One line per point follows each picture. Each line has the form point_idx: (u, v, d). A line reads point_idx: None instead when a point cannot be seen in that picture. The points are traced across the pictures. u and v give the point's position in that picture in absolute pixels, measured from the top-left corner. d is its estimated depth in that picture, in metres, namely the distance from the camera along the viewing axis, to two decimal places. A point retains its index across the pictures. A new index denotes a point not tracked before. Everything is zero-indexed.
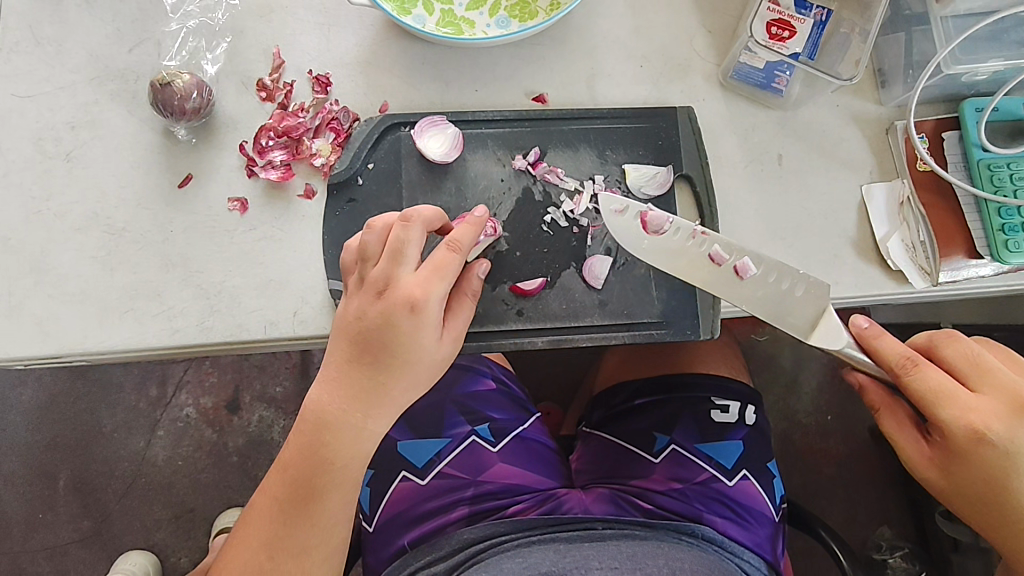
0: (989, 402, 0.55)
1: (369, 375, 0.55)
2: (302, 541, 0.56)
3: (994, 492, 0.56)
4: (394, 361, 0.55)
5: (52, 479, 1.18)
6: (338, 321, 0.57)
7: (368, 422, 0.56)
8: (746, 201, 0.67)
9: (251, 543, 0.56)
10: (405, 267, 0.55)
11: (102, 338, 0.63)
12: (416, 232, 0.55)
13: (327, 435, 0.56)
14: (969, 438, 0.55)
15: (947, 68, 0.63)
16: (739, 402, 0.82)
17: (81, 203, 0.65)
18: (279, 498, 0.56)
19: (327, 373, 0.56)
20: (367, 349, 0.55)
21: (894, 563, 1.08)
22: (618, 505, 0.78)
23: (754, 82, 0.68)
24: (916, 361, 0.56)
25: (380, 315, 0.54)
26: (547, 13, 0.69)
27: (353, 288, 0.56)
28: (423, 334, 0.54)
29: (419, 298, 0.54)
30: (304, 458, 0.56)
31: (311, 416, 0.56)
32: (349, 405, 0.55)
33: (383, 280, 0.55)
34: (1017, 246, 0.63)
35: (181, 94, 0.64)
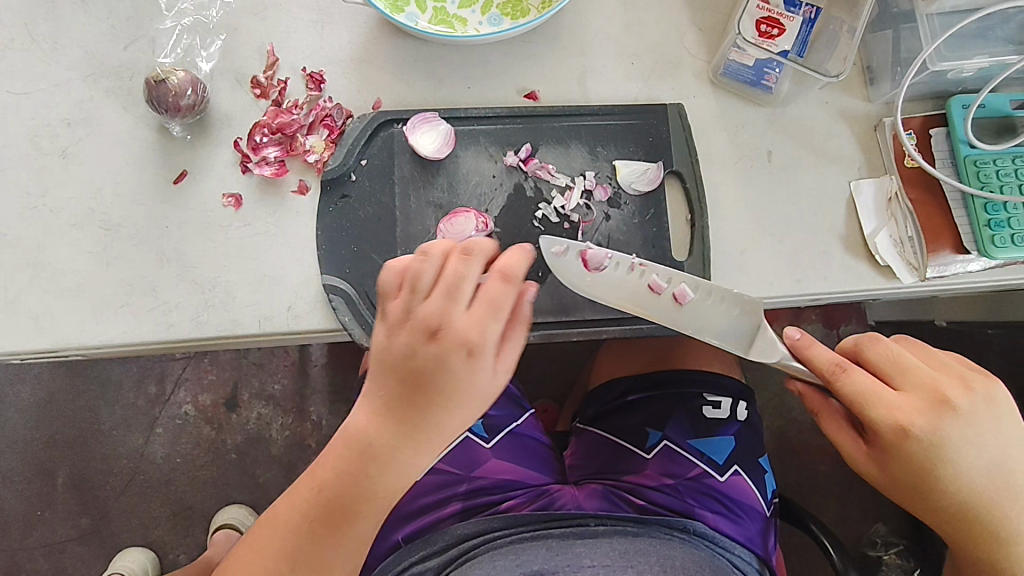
0: (911, 399, 0.56)
1: (422, 413, 0.52)
2: (326, 558, 0.56)
3: (928, 486, 0.57)
4: (445, 401, 0.52)
5: (50, 476, 1.18)
6: (380, 354, 0.53)
7: (416, 458, 0.55)
8: (736, 197, 0.68)
9: (275, 551, 0.56)
10: (459, 305, 0.51)
11: (98, 333, 0.64)
12: (469, 271, 0.51)
13: (370, 465, 0.54)
14: (896, 436, 0.56)
15: (933, 65, 0.63)
16: (730, 398, 0.83)
17: (77, 200, 0.66)
18: (308, 513, 0.56)
19: (374, 405, 0.54)
20: (418, 389, 0.52)
21: (888, 560, 1.11)
22: (610, 501, 0.79)
23: (744, 79, 0.69)
24: (844, 366, 0.57)
25: (433, 357, 0.51)
26: (538, 11, 0.70)
27: (395, 320, 0.52)
28: (475, 379, 0.52)
29: (477, 343, 0.51)
30: (343, 481, 0.55)
31: (354, 442, 0.55)
32: (396, 441, 0.54)
33: (432, 320, 0.51)
34: (1003, 241, 0.64)
35: (176, 92, 0.64)
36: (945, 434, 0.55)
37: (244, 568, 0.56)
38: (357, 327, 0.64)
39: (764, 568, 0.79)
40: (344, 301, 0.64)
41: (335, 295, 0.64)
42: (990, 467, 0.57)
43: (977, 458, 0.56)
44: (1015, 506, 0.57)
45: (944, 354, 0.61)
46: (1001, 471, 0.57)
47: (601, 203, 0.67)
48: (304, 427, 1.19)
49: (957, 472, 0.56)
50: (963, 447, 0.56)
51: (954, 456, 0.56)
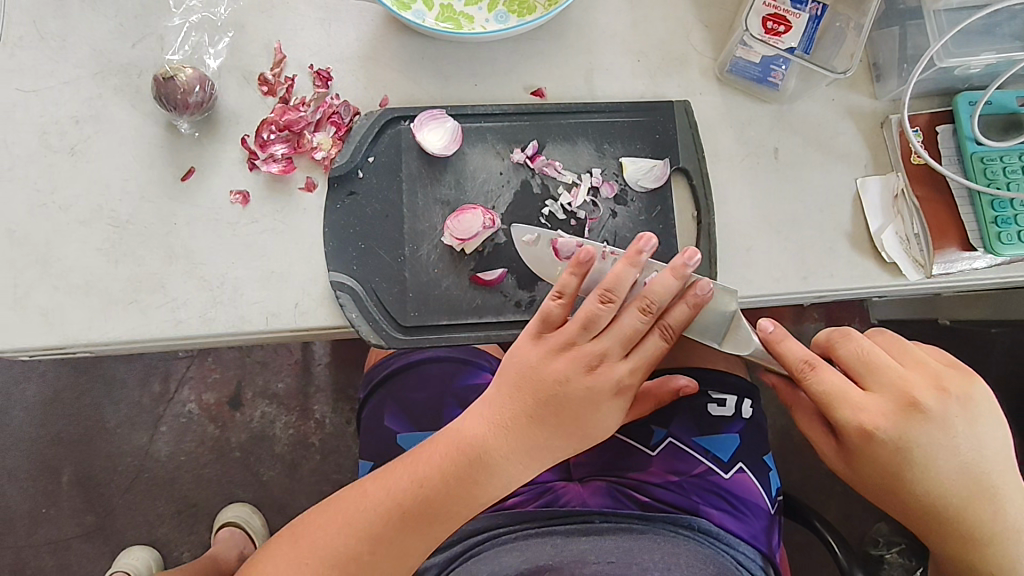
0: (878, 400, 0.57)
1: (548, 437, 0.60)
2: (404, 549, 0.58)
3: (895, 486, 0.58)
4: (574, 431, 0.60)
5: (55, 474, 1.19)
6: (529, 373, 0.60)
7: (519, 475, 0.61)
8: (742, 195, 0.68)
9: (354, 531, 0.58)
10: (619, 353, 0.61)
11: (106, 330, 0.64)
12: (640, 323, 0.61)
13: (481, 472, 0.59)
14: (858, 436, 0.57)
15: (940, 62, 0.63)
16: (736, 396, 0.82)
17: (85, 197, 0.66)
18: (401, 504, 0.58)
19: (500, 416, 0.60)
20: (556, 412, 0.60)
21: (891, 558, 1.11)
22: (614, 498, 0.79)
23: (751, 76, 0.69)
24: (812, 365, 0.58)
25: (585, 391, 0.60)
26: (545, 8, 0.70)
27: (558, 348, 0.61)
28: (607, 416, 0.61)
29: (625, 388, 0.61)
30: (448, 483, 0.59)
31: (471, 447, 0.59)
32: (515, 455, 0.59)
33: (597, 356, 0.60)
34: (1009, 238, 0.64)
35: (184, 88, 0.65)
36: (910, 436, 0.56)
37: (321, 540, 0.58)
38: (363, 324, 0.64)
39: (769, 566, 0.79)
40: (351, 297, 0.64)
41: (342, 292, 0.64)
42: (961, 469, 0.57)
43: (947, 459, 0.57)
44: (988, 507, 0.57)
45: (920, 350, 0.60)
46: (972, 472, 0.57)
47: (607, 199, 0.67)
48: (309, 424, 1.19)
49: (927, 472, 0.57)
50: (932, 448, 0.56)
51: (922, 457, 0.56)
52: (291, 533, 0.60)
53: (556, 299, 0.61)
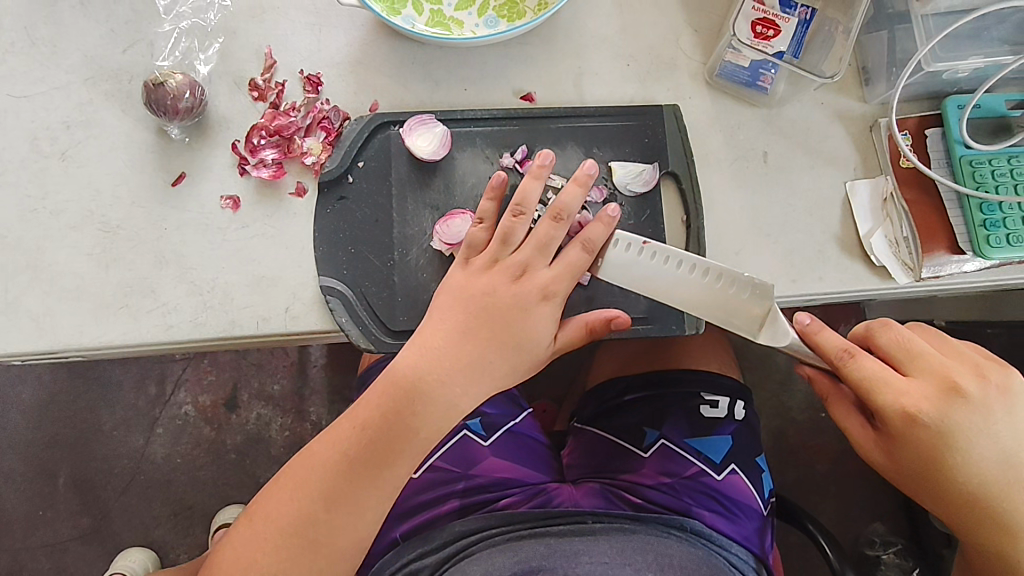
0: (920, 386, 0.57)
1: (483, 352, 0.59)
2: (358, 498, 0.58)
3: (934, 474, 0.58)
4: (508, 344, 0.60)
5: (52, 476, 1.19)
6: (456, 291, 0.61)
7: (460, 400, 0.59)
8: (731, 198, 0.68)
9: (307, 494, 0.58)
10: (542, 260, 0.62)
11: (97, 334, 0.64)
12: (558, 232, 0.62)
13: (416, 401, 0.58)
14: (903, 421, 0.57)
15: (928, 66, 0.63)
16: (728, 397, 0.83)
17: (77, 202, 0.67)
18: (347, 453, 0.58)
19: (430, 345, 0.59)
20: (484, 325, 0.60)
21: (887, 559, 1.12)
22: (607, 500, 0.79)
23: (740, 80, 0.69)
24: (853, 352, 0.57)
25: (510, 299, 0.60)
26: (535, 12, 0.70)
27: (482, 266, 0.62)
28: (544, 325, 0.61)
29: (551, 292, 0.61)
30: (387, 420, 0.58)
31: (403, 383, 0.59)
32: (448, 378, 0.59)
33: (521, 266, 0.61)
34: (998, 241, 0.64)
35: (174, 94, 0.65)
36: (952, 421, 0.56)
37: (278, 510, 0.58)
38: (353, 328, 0.64)
39: (761, 567, 0.79)
40: (341, 302, 0.65)
41: (332, 296, 0.65)
42: (1002, 458, 0.57)
43: (987, 447, 0.57)
44: None
45: (960, 344, 0.61)
46: (1012, 463, 0.57)
47: (597, 204, 0.67)
48: (305, 426, 1.19)
49: (966, 460, 0.57)
50: (973, 436, 0.57)
51: (964, 443, 0.57)
52: (246, 515, 0.60)
53: (477, 225, 0.63)
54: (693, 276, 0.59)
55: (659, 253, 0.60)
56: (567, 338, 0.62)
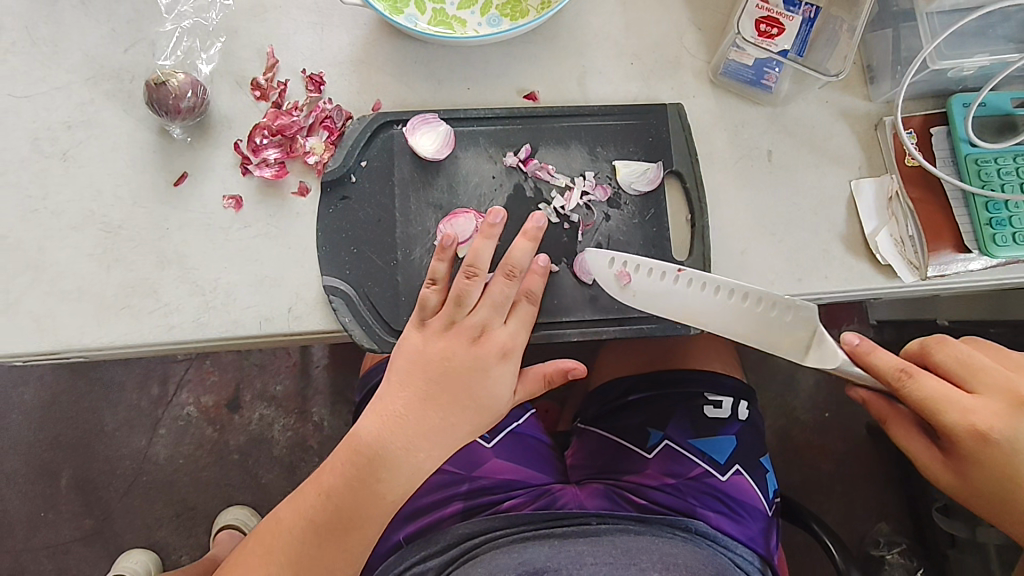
0: (987, 401, 0.57)
1: (445, 415, 0.60)
2: (328, 562, 0.59)
3: (1010, 492, 0.57)
4: (467, 406, 0.61)
5: (54, 477, 1.19)
6: (415, 357, 0.61)
7: (425, 462, 0.61)
8: (736, 198, 0.68)
9: (274, 562, 0.59)
10: (498, 319, 0.62)
11: (99, 335, 0.64)
12: (512, 290, 0.62)
13: (381, 467, 0.59)
14: (972, 438, 0.56)
15: (933, 63, 0.63)
16: (732, 398, 0.82)
17: (78, 202, 0.66)
18: (313, 519, 0.60)
19: (390, 412, 0.60)
20: (445, 389, 0.60)
21: (891, 559, 1.09)
22: (612, 500, 0.79)
23: (744, 79, 0.69)
24: (910, 372, 0.57)
25: (470, 360, 0.61)
26: (538, 11, 0.70)
27: (438, 328, 0.62)
28: (503, 384, 0.62)
29: (510, 349, 0.62)
30: (351, 486, 0.59)
31: (366, 449, 0.60)
32: (411, 443, 0.60)
33: (478, 327, 0.62)
34: (1004, 239, 0.64)
35: (176, 94, 0.65)
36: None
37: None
38: (357, 328, 0.64)
39: (767, 568, 0.79)
40: (344, 302, 0.64)
41: (335, 296, 0.64)
42: None
43: None
44: None
45: (1020, 355, 0.61)
46: None
47: (601, 203, 0.67)
48: (307, 427, 1.19)
49: None
50: None
51: None
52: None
53: (430, 287, 0.62)
54: (732, 302, 0.61)
55: (695, 279, 0.62)
56: (533, 388, 0.65)
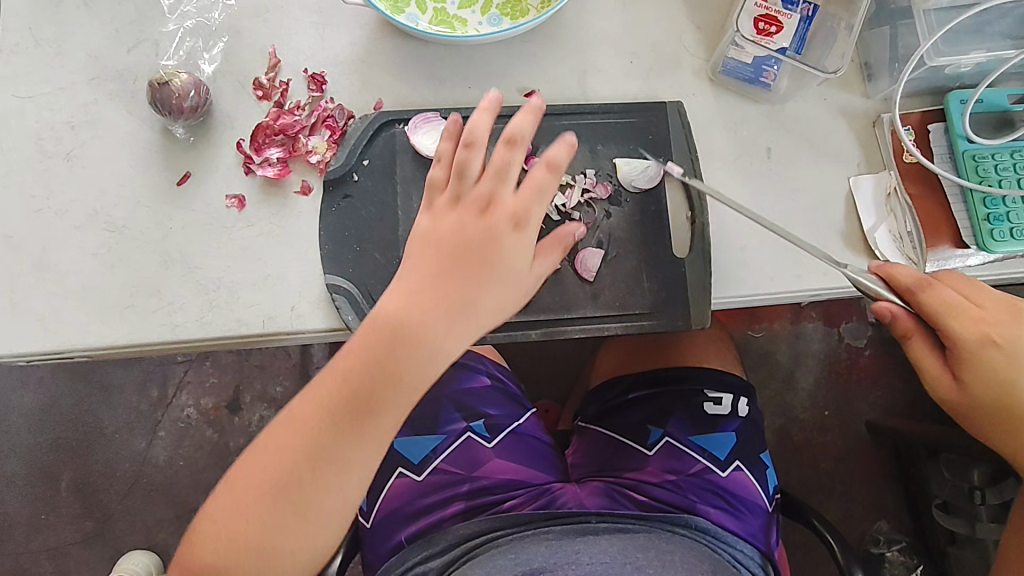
0: (992, 312, 0.57)
1: (466, 287, 0.54)
2: (348, 453, 0.52)
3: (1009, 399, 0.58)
4: (491, 276, 0.55)
5: (55, 479, 1.19)
6: (428, 232, 0.56)
7: (458, 339, 0.54)
8: (735, 195, 0.68)
9: (282, 455, 0.52)
10: (506, 187, 0.56)
11: (102, 335, 0.64)
12: (515, 158, 0.55)
13: (403, 345, 0.53)
14: (980, 344, 0.56)
15: (931, 60, 0.64)
16: (732, 394, 0.83)
17: (81, 202, 0.67)
18: (330, 408, 0.52)
19: (412, 283, 0.54)
20: (462, 258, 0.54)
21: (891, 558, 1.12)
22: (612, 499, 0.79)
23: (743, 77, 0.69)
24: (928, 282, 0.57)
25: (483, 230, 0.55)
26: (538, 11, 0.71)
27: (444, 204, 0.56)
28: (524, 253, 0.56)
29: (523, 217, 0.55)
30: (370, 369, 0.52)
31: (386, 325, 0.53)
32: (435, 317, 0.53)
33: (485, 200, 0.55)
34: (1002, 235, 0.64)
35: (180, 93, 0.65)
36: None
37: (252, 479, 0.52)
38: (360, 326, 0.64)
39: (768, 564, 0.79)
40: (347, 300, 0.65)
41: (338, 294, 0.65)
42: None
43: None
44: None
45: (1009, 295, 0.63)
46: None
47: (601, 200, 0.68)
48: None
49: None
50: None
51: None
52: (220, 488, 0.53)
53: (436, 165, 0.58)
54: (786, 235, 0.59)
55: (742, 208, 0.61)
56: (544, 265, 0.58)
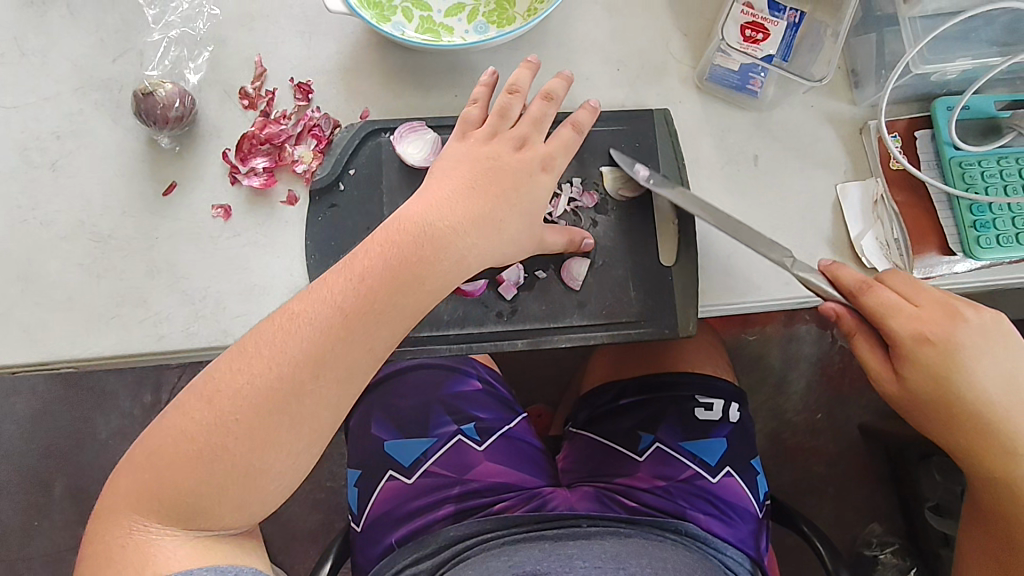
0: (929, 311, 0.58)
1: (494, 208, 0.59)
2: (354, 357, 0.54)
3: (946, 396, 0.58)
4: (514, 206, 0.60)
5: (48, 485, 1.19)
6: (463, 156, 0.61)
7: (474, 252, 0.58)
8: (722, 203, 0.68)
9: (287, 349, 0.52)
10: (539, 135, 0.64)
11: (88, 345, 0.64)
12: (550, 111, 0.64)
13: (429, 247, 0.56)
14: (914, 341, 0.57)
15: (916, 68, 0.64)
16: (723, 400, 0.83)
17: (67, 212, 0.66)
18: (344, 308, 0.54)
19: (439, 195, 0.59)
20: (493, 183, 0.60)
21: (884, 560, 1.11)
22: (602, 503, 0.79)
23: (730, 84, 0.69)
24: (869, 283, 0.59)
25: (517, 163, 0.62)
26: (524, 18, 0.70)
27: (480, 136, 0.63)
28: (545, 193, 0.63)
29: (551, 163, 0.63)
30: (392, 268, 0.55)
31: (414, 226, 0.56)
32: (463, 226, 0.57)
33: (520, 138, 0.63)
34: (988, 241, 0.64)
35: (164, 103, 0.65)
36: (958, 339, 0.57)
37: (248, 374, 0.52)
38: None
39: (758, 570, 0.79)
40: None
41: None
42: (1002, 381, 0.58)
43: (990, 367, 0.58)
44: None
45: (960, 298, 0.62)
46: (1010, 386, 0.58)
47: (588, 209, 0.68)
48: None
49: (971, 379, 0.57)
50: (981, 358, 0.57)
51: (969, 361, 0.57)
52: (197, 386, 0.53)
53: (472, 106, 0.65)
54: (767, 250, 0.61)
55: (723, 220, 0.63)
56: (555, 241, 0.64)
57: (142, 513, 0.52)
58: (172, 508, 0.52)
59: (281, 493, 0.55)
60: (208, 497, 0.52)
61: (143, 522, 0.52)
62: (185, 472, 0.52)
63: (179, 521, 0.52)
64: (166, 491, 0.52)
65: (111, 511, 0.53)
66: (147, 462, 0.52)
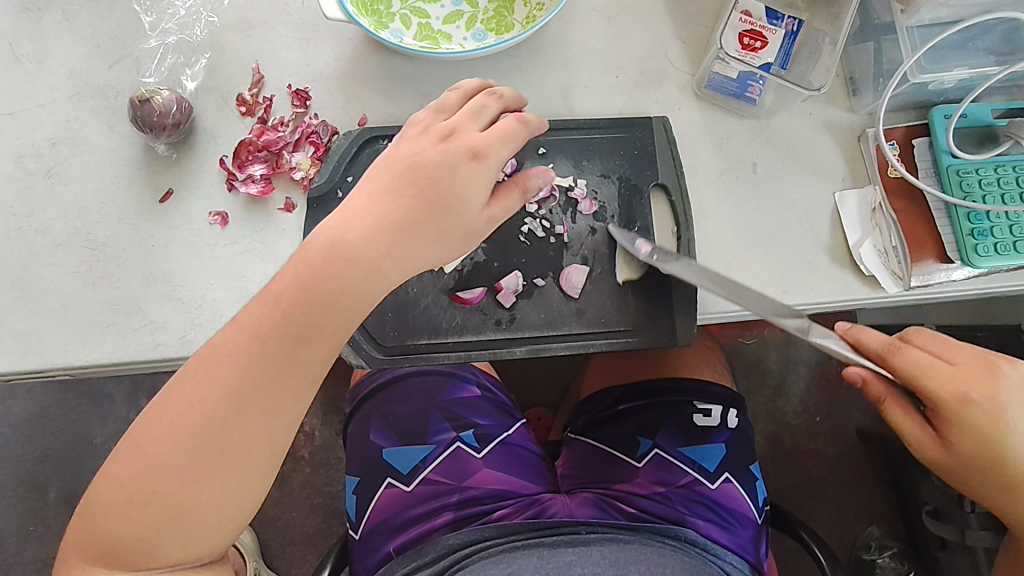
0: (968, 369, 0.57)
1: (409, 211, 0.54)
2: (272, 388, 0.53)
3: (995, 456, 0.57)
4: (437, 202, 0.55)
5: (42, 491, 1.18)
6: (389, 156, 0.57)
7: (385, 264, 0.54)
8: (721, 210, 0.68)
9: (203, 386, 0.52)
10: (473, 125, 0.57)
11: (84, 353, 0.63)
12: (490, 103, 0.59)
13: (338, 264, 0.53)
14: (959, 403, 0.56)
15: (914, 77, 0.63)
16: (721, 405, 0.83)
17: (63, 219, 0.66)
18: (258, 335, 0.52)
19: (356, 205, 0.55)
20: (412, 181, 0.55)
21: (883, 564, 1.12)
22: (602, 510, 0.79)
23: (728, 92, 0.69)
24: (899, 344, 0.58)
25: (439, 155, 0.55)
26: (522, 26, 0.71)
27: (412, 133, 0.58)
28: (474, 181, 0.55)
29: (482, 148, 0.56)
30: (301, 294, 0.52)
31: (320, 244, 0.53)
32: (372, 239, 0.53)
33: (449, 129, 0.57)
34: (986, 250, 0.64)
35: (160, 110, 0.65)
36: (1000, 398, 0.56)
37: (172, 416, 0.52)
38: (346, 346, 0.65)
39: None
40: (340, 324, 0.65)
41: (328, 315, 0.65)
42: None
43: None
44: None
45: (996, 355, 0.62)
46: None
47: (586, 216, 0.68)
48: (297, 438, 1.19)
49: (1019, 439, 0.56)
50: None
51: (1014, 419, 0.56)
52: (131, 433, 0.53)
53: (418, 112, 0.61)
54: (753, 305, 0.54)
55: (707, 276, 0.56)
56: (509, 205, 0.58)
57: (90, 561, 0.53)
58: (114, 555, 0.53)
59: (230, 528, 0.55)
60: (148, 542, 0.52)
61: (91, 568, 0.53)
62: (123, 519, 0.52)
63: (124, 567, 0.53)
64: (105, 538, 0.52)
65: (68, 557, 0.55)
66: (91, 512, 0.53)
